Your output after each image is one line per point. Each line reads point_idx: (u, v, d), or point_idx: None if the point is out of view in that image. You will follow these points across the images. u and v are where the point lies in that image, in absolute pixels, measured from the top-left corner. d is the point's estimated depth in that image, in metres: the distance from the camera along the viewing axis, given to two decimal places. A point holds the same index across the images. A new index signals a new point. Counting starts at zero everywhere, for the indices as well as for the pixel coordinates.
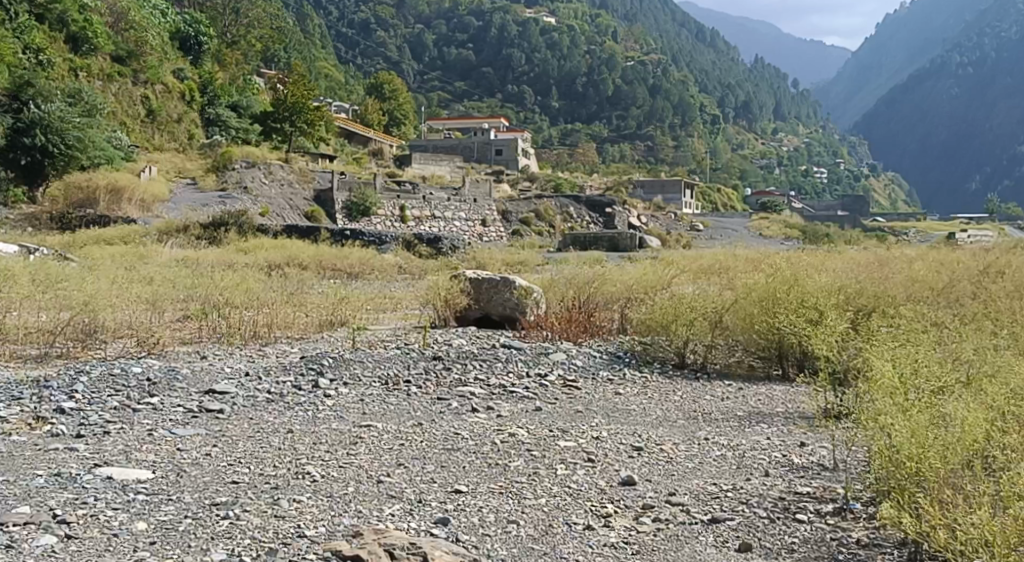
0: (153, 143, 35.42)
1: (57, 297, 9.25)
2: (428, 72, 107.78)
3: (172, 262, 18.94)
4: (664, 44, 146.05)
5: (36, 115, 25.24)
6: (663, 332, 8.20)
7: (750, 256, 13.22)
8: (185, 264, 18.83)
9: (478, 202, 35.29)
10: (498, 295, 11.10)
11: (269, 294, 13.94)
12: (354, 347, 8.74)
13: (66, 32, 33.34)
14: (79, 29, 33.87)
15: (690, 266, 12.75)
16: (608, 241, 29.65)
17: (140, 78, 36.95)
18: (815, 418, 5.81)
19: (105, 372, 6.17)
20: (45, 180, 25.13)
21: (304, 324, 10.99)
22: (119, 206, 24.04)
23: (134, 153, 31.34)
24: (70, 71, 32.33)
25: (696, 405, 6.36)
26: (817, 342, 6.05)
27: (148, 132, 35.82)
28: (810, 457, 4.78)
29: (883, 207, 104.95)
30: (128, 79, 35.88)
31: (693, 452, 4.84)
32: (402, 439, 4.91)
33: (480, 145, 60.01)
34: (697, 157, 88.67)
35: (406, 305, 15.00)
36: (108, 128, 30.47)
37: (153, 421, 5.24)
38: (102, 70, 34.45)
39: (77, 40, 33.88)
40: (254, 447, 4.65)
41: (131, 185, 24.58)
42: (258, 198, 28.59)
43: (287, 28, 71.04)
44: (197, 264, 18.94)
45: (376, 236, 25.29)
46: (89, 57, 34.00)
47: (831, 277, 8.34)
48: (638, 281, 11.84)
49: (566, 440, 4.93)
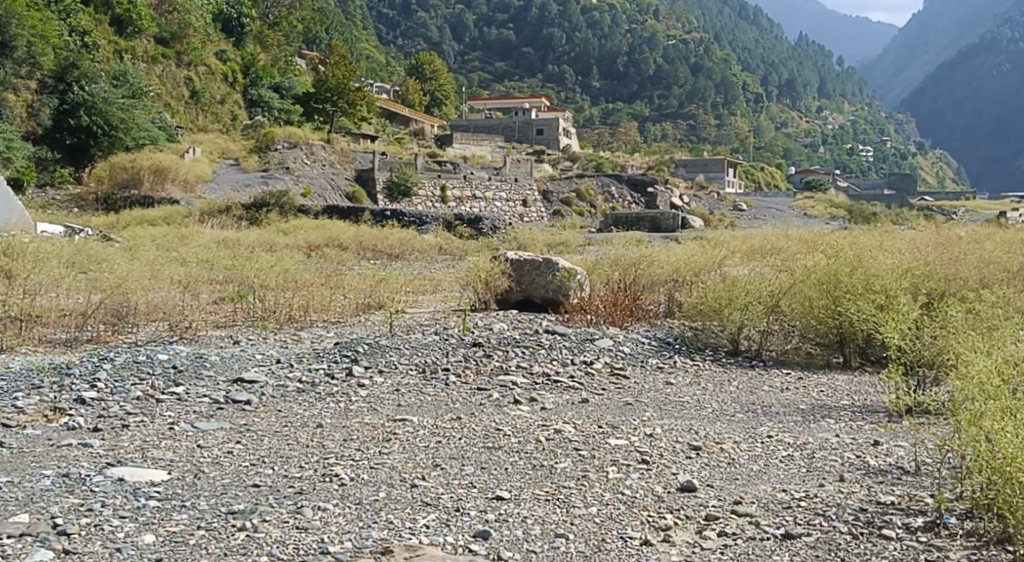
0: (197, 125, 35.50)
1: (89, 280, 9.10)
2: (469, 52, 107.14)
3: (213, 243, 18.83)
4: (707, 22, 143.60)
5: (81, 97, 25.59)
6: (715, 317, 7.73)
7: (803, 237, 12.65)
8: (226, 245, 18.70)
9: (519, 181, 34.87)
10: (540, 278, 10.71)
11: (307, 276, 13.65)
12: (392, 332, 8.41)
13: (111, 15, 33.46)
14: (124, 12, 33.99)
15: (739, 246, 12.22)
16: (650, 221, 29.07)
17: (183, 59, 37.02)
18: (888, 414, 5.33)
19: (129, 360, 5.91)
20: (90, 161, 25.29)
21: (340, 306, 10.71)
22: (162, 187, 24.02)
23: (178, 134, 31.41)
24: (115, 53, 32.45)
25: (754, 397, 5.90)
26: (887, 329, 5.57)
27: (192, 113, 35.88)
28: (887, 459, 4.31)
29: (932, 185, 102.46)
30: (172, 61, 35.95)
31: (757, 451, 4.41)
32: (439, 436, 4.53)
33: (521, 125, 59.41)
34: (741, 136, 87.13)
35: (445, 287, 14.67)
36: (152, 109, 30.55)
37: (176, 413, 4.94)
38: (146, 52, 34.57)
39: (122, 23, 34.04)
40: (280, 444, 4.31)
41: (174, 166, 24.57)
42: (300, 178, 28.45)
43: (328, 9, 70.95)
44: (238, 244, 18.82)
45: (416, 216, 25.01)
46: (133, 39, 34.13)
47: (897, 257, 7.82)
48: (685, 262, 11.35)
49: (618, 437, 4.52)
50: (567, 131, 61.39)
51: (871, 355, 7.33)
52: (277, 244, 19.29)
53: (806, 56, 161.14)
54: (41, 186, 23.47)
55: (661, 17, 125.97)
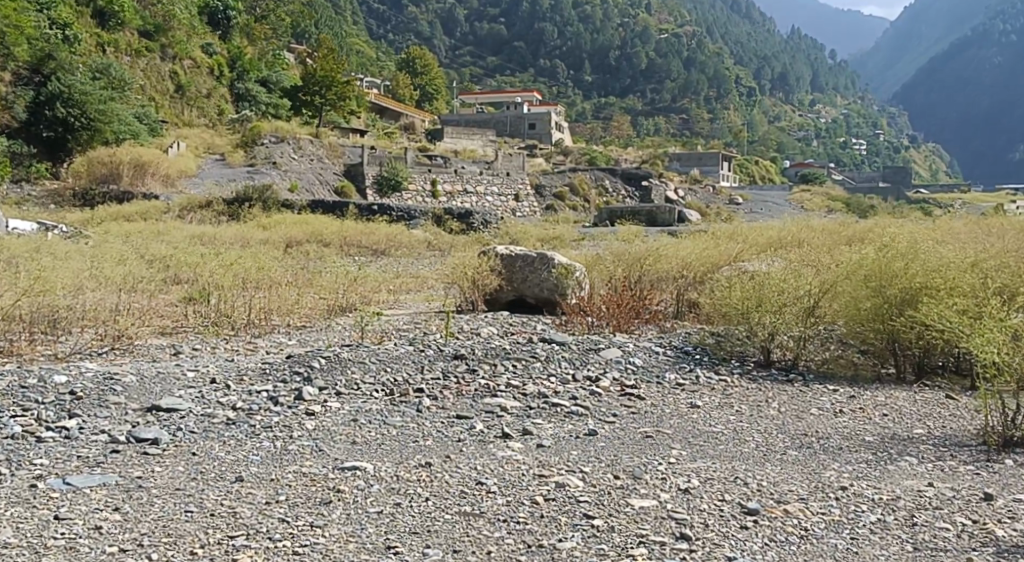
0: (183, 119, 34.15)
1: (7, 279, 7.80)
2: (461, 47, 105.45)
3: (190, 239, 17.65)
4: (699, 16, 142.21)
5: (57, 88, 24.04)
6: (742, 321, 6.53)
7: (825, 229, 11.48)
8: (202, 242, 17.50)
9: (511, 175, 33.57)
10: (534, 275, 9.62)
11: (275, 274, 12.47)
12: (363, 341, 7.24)
13: (92, 8, 32.20)
14: (106, 5, 32.71)
15: (754, 237, 11.06)
16: (646, 215, 27.95)
17: (168, 53, 35.67)
18: (988, 455, 4.16)
19: (14, 386, 4.67)
20: (68, 155, 23.87)
21: (308, 308, 9.53)
22: (143, 182, 22.70)
23: (162, 128, 30.05)
24: (97, 47, 31.13)
25: (805, 427, 4.71)
26: (980, 342, 4.41)
27: (177, 108, 34.48)
28: (1015, 529, 3.15)
29: (925, 178, 101.25)
30: (157, 53, 34.58)
31: (832, 514, 3.22)
32: (399, 496, 3.34)
33: (513, 119, 57.97)
34: (733, 130, 85.95)
35: (432, 287, 13.46)
36: (135, 103, 29.24)
37: (53, 460, 3.71)
38: (130, 46, 33.23)
39: (104, 15, 32.75)
40: (174, 512, 3.13)
41: (154, 159, 23.24)
42: (287, 173, 27.12)
43: (317, 4, 69.50)
44: (213, 241, 17.57)
45: (404, 211, 23.76)
46: (116, 32, 32.82)
47: (955, 248, 6.67)
48: (695, 255, 10.20)
49: (642, 496, 3.34)
50: (560, 124, 60.13)
51: (929, 364, 6.18)
52: (257, 241, 18.05)
53: (799, 50, 159.88)
54: (16, 182, 22.05)
55: (652, 12, 124.74)
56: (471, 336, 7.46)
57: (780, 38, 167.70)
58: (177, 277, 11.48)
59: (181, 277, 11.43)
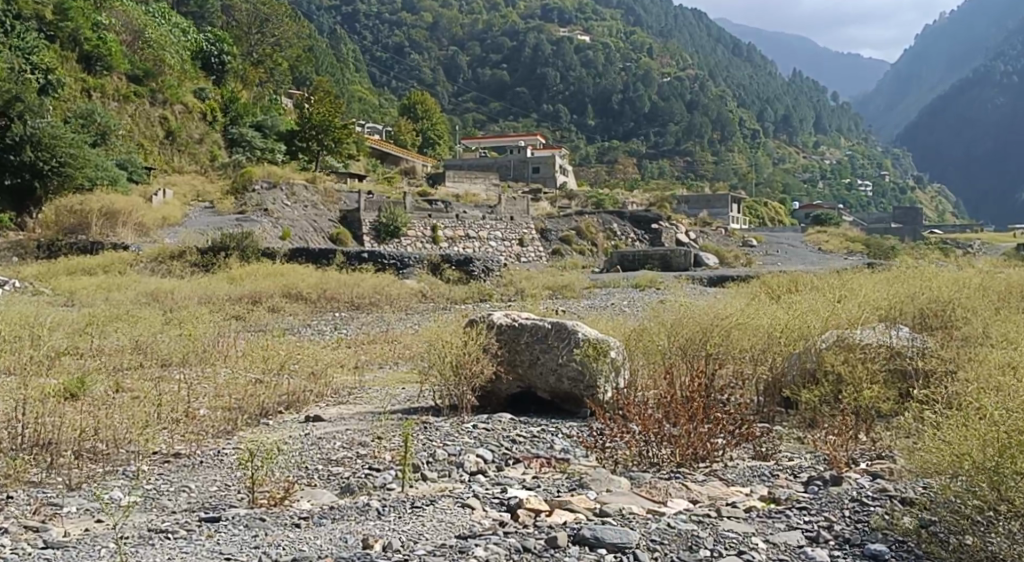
0: (173, 166, 31.06)
1: None
2: (465, 92, 103.09)
3: (140, 297, 14.45)
4: (701, 60, 140.44)
5: (26, 130, 20.43)
6: (975, 502, 3.35)
7: (961, 280, 8.05)
8: (154, 300, 14.28)
9: (516, 219, 30.30)
10: (546, 357, 6.53)
11: (192, 360, 9.34)
12: (255, 519, 4.08)
13: (79, 52, 29.41)
14: (92, 48, 29.87)
15: (870, 293, 7.70)
16: (659, 259, 24.83)
17: (158, 98, 32.82)
18: None
19: None
20: (37, 204, 20.54)
21: (208, 418, 6.37)
22: (114, 232, 19.43)
23: (148, 176, 26.93)
24: (82, 93, 28.28)
25: None
26: None
27: (168, 154, 31.44)
28: None
29: (933, 219, 98.04)
30: (145, 99, 31.79)
31: None
32: None
33: (517, 163, 55.08)
34: (739, 172, 83.14)
35: (404, 358, 10.38)
36: (116, 151, 26.18)
37: None
38: (117, 91, 30.44)
39: (91, 59, 29.95)
40: None
41: (129, 207, 20.03)
42: (278, 221, 23.97)
43: (317, 49, 66.91)
44: (166, 300, 14.31)
45: (397, 258, 20.32)
46: (103, 77, 30.02)
47: None
48: (789, 319, 6.89)
49: None
50: (563, 167, 57.24)
51: None
52: (216, 299, 14.75)
53: (801, 92, 157.86)
54: None
55: (655, 55, 122.82)
56: (454, 505, 4.18)
57: (782, 81, 165.95)
58: (46, 360, 8.20)
59: (51, 362, 8.15)
